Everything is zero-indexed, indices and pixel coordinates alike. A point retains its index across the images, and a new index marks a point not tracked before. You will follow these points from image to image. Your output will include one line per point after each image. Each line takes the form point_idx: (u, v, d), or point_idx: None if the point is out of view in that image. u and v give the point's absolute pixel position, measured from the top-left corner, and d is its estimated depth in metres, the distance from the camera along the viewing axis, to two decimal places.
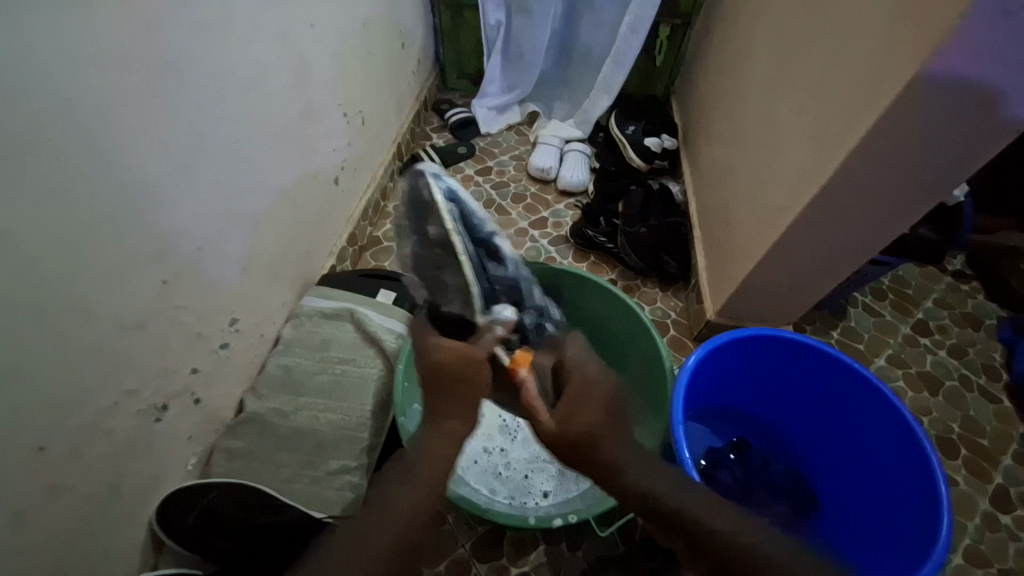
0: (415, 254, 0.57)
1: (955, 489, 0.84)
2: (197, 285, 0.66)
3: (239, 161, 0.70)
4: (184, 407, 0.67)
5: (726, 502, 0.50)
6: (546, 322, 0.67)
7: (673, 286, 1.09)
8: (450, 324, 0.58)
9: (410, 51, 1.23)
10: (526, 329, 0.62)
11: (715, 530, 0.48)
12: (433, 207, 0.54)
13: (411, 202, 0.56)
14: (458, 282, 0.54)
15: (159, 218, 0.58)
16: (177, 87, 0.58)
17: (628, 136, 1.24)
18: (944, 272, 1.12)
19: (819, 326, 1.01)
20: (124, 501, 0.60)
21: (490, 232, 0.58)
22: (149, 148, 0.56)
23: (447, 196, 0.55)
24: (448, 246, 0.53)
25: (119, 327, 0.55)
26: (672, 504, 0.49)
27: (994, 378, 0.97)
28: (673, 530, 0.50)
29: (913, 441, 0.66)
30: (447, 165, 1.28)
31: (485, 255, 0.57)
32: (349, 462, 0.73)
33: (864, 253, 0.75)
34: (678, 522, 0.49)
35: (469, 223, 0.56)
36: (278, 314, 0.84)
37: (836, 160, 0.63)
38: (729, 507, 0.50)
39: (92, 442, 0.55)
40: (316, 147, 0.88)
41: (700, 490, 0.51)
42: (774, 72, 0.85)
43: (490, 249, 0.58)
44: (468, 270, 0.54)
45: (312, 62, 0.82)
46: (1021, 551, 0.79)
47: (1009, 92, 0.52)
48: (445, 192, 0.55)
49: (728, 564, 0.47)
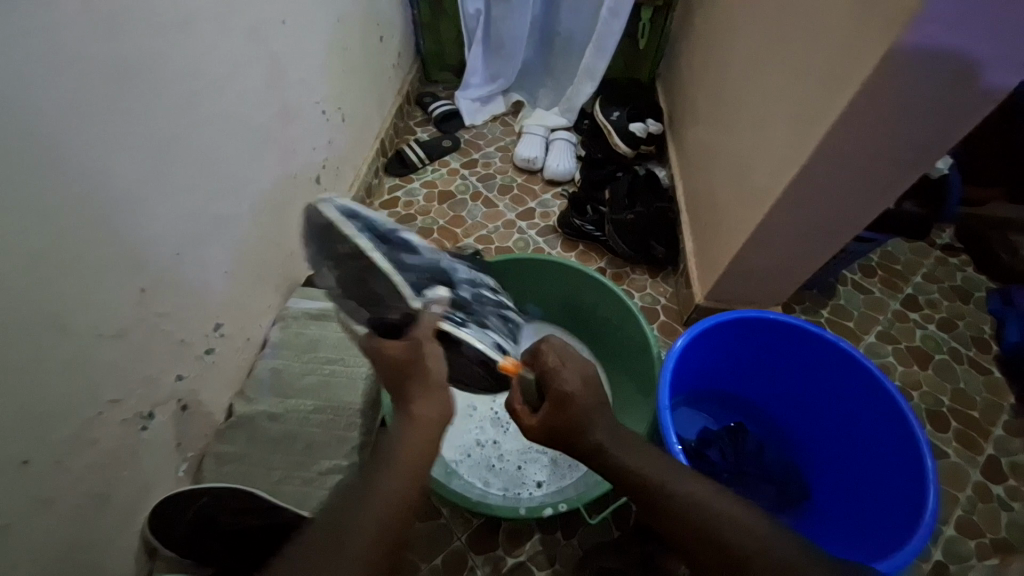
0: (336, 278, 0.58)
1: (945, 462, 0.85)
2: (177, 291, 0.65)
3: (214, 164, 0.69)
4: (171, 415, 0.67)
5: (712, 488, 0.50)
6: (481, 291, 0.68)
7: (662, 271, 1.09)
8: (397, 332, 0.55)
9: (389, 45, 1.21)
10: (464, 303, 0.63)
11: (702, 516, 0.48)
12: (336, 226, 0.57)
13: (314, 228, 0.59)
14: (385, 284, 0.55)
15: (134, 226, 0.58)
16: (145, 91, 0.57)
17: (612, 122, 1.21)
18: (933, 246, 1.12)
19: (808, 305, 1.02)
20: (115, 510, 0.61)
21: (392, 231, 0.61)
22: (119, 155, 0.55)
23: (343, 213, 0.59)
24: (360, 250, 0.56)
25: (98, 338, 0.55)
26: (658, 490, 0.49)
27: (984, 350, 0.97)
28: (658, 516, 0.50)
29: (899, 416, 0.66)
30: (432, 160, 1.27)
31: (395, 248, 0.59)
32: (340, 462, 0.73)
33: (848, 231, 0.74)
34: (666, 510, 0.49)
35: (368, 227, 0.59)
36: (264, 317, 0.84)
37: (816, 138, 0.63)
38: (715, 493, 0.49)
39: (78, 453, 0.55)
40: (295, 147, 0.87)
41: (686, 477, 0.51)
42: (754, 51, 0.84)
43: (402, 245, 0.61)
44: (382, 264, 0.55)
45: (286, 60, 0.81)
46: (1013, 520, 0.80)
47: (986, 61, 0.52)
48: (339, 210, 0.58)
49: (716, 550, 0.46)
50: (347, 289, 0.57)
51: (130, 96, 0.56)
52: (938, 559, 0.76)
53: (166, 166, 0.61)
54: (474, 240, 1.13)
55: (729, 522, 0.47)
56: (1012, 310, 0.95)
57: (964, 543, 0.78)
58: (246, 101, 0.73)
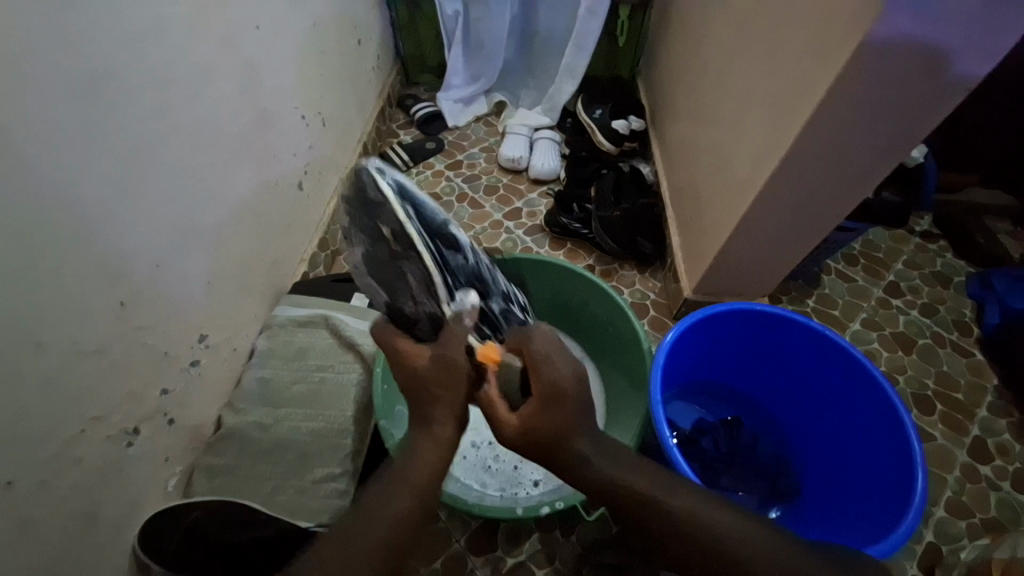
0: (367, 258, 0.61)
1: (931, 444, 0.87)
2: (159, 303, 0.64)
3: (192, 172, 0.68)
4: (157, 429, 0.66)
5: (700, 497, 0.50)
6: (512, 306, 0.71)
7: (650, 267, 1.10)
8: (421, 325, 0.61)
9: (368, 48, 1.20)
10: (493, 317, 0.67)
11: (692, 518, 0.48)
12: (387, 204, 0.56)
13: (360, 201, 0.58)
14: (419, 276, 0.58)
15: (110, 238, 0.56)
16: (115, 99, 0.56)
17: (596, 120, 1.23)
18: (912, 233, 1.14)
19: (794, 296, 1.03)
20: (103, 530, 0.59)
21: (444, 221, 0.62)
22: (90, 166, 0.54)
23: (396, 189, 0.57)
24: (407, 238, 0.57)
25: (78, 354, 0.54)
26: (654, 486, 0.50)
27: (965, 333, 0.99)
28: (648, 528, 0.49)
29: (886, 402, 0.67)
30: (416, 162, 1.26)
31: (442, 243, 0.61)
32: (334, 470, 0.72)
33: (829, 220, 0.76)
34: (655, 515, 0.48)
35: (420, 216, 0.59)
36: (250, 327, 0.83)
37: (795, 131, 0.63)
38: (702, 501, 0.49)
39: (60, 473, 0.53)
40: (274, 153, 0.86)
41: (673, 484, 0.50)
42: (730, 46, 0.85)
43: (447, 239, 0.61)
44: (427, 261, 0.57)
45: (262, 65, 0.80)
46: (1000, 498, 0.81)
47: (954, 49, 0.53)
48: (394, 186, 0.57)
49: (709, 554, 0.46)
50: (379, 270, 0.61)
51: (100, 106, 0.54)
52: (930, 540, 0.78)
53: (141, 177, 0.60)
54: None
55: (717, 530, 0.47)
56: (992, 293, 0.99)
57: (954, 523, 0.79)
58: (222, 108, 0.72)
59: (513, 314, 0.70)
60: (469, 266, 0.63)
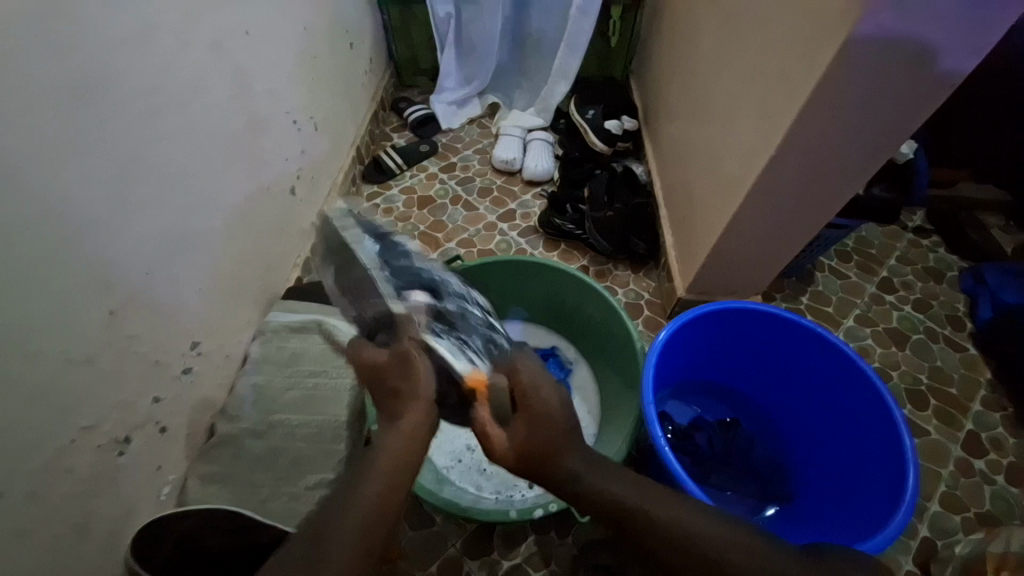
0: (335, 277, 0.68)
1: (926, 439, 0.87)
2: (149, 311, 0.64)
3: (182, 179, 0.68)
4: (150, 438, 0.65)
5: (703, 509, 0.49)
6: (473, 312, 0.67)
7: (644, 266, 1.10)
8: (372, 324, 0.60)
9: (360, 51, 1.20)
10: (446, 314, 0.62)
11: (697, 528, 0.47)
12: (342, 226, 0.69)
13: (332, 236, 0.70)
14: (366, 276, 0.63)
15: (99, 247, 0.56)
16: (104, 108, 0.56)
17: (588, 121, 1.23)
18: (905, 229, 1.14)
19: (788, 293, 1.03)
20: (95, 539, 0.59)
21: (394, 240, 0.70)
22: (79, 175, 0.54)
23: (348, 217, 0.71)
24: (353, 245, 0.66)
25: (68, 363, 0.54)
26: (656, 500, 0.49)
27: (959, 328, 0.99)
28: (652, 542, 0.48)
29: (877, 399, 0.67)
30: (410, 165, 1.27)
31: (391, 252, 0.67)
32: (327, 475, 0.72)
33: (820, 217, 0.76)
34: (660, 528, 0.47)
35: (372, 234, 0.70)
36: (244, 333, 0.83)
37: (783, 129, 0.64)
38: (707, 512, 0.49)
39: (52, 483, 0.53)
40: (266, 158, 0.86)
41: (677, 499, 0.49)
42: (719, 45, 0.85)
43: (395, 249, 0.68)
44: (364, 255, 0.64)
45: (252, 71, 0.80)
46: (996, 493, 0.82)
47: (940, 45, 0.53)
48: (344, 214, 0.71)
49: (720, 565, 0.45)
50: (344, 284, 0.66)
51: (86, 114, 0.54)
52: (926, 536, 0.78)
53: (130, 184, 0.60)
54: (455, 244, 1.13)
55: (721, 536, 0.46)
56: (984, 288, 0.99)
57: (949, 518, 0.79)
58: (212, 114, 0.72)
59: (473, 317, 0.65)
60: (417, 269, 0.66)
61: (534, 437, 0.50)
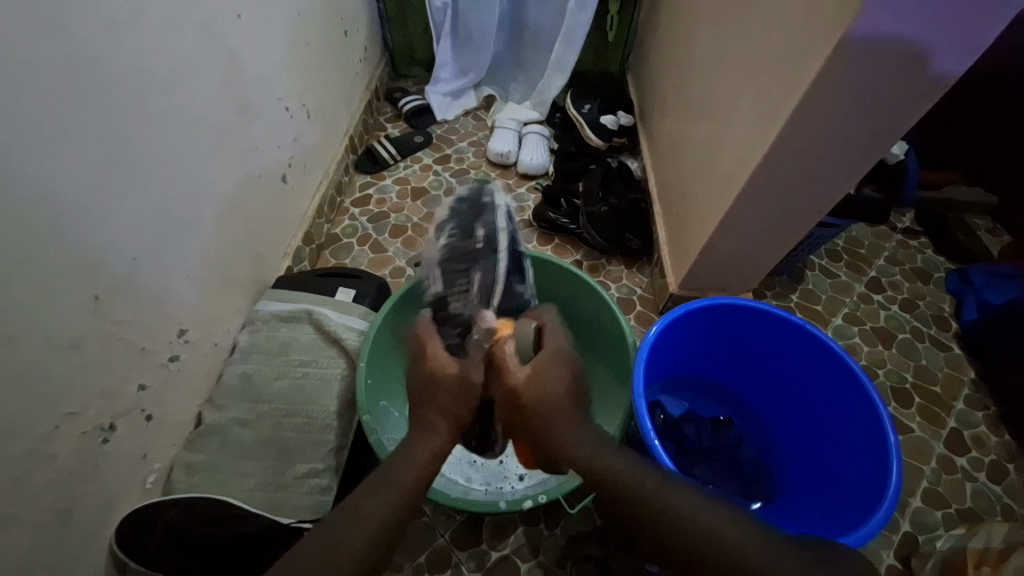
0: (445, 247, 0.64)
1: (910, 436, 0.88)
2: (135, 298, 0.62)
3: (170, 165, 0.66)
4: (135, 426, 0.64)
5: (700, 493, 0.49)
6: None
7: (637, 262, 1.10)
8: (450, 326, 0.63)
9: (355, 39, 1.18)
10: None
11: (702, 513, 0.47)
12: (494, 216, 0.66)
13: (468, 202, 0.68)
14: (483, 278, 0.63)
15: (83, 232, 0.55)
16: (90, 90, 0.55)
17: (584, 115, 1.22)
18: (894, 230, 1.15)
19: (778, 291, 1.04)
20: (79, 527, 0.58)
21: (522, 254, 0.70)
22: (62, 158, 0.52)
23: (506, 212, 0.68)
24: (492, 242, 0.64)
25: (50, 349, 0.53)
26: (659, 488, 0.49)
27: (944, 328, 1.01)
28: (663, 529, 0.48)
29: (863, 396, 0.68)
30: (404, 156, 1.26)
31: (516, 272, 0.67)
32: (316, 466, 0.71)
33: (812, 216, 0.76)
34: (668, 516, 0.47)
35: (510, 237, 0.67)
36: (232, 322, 0.82)
37: (778, 128, 0.64)
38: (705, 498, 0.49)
39: (34, 470, 0.52)
40: (257, 145, 0.84)
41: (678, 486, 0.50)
42: (716, 42, 0.85)
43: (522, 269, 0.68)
44: (498, 265, 0.64)
45: (243, 55, 0.78)
46: (976, 490, 0.83)
47: (933, 46, 0.53)
48: (506, 211, 0.68)
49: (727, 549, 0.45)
50: (450, 263, 0.64)
51: (72, 96, 0.53)
52: (907, 531, 0.79)
53: (116, 168, 0.59)
54: None
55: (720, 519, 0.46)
56: (970, 288, 1.01)
57: (931, 513, 0.81)
58: (201, 99, 0.71)
59: None
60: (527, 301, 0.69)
61: (548, 368, 0.56)
